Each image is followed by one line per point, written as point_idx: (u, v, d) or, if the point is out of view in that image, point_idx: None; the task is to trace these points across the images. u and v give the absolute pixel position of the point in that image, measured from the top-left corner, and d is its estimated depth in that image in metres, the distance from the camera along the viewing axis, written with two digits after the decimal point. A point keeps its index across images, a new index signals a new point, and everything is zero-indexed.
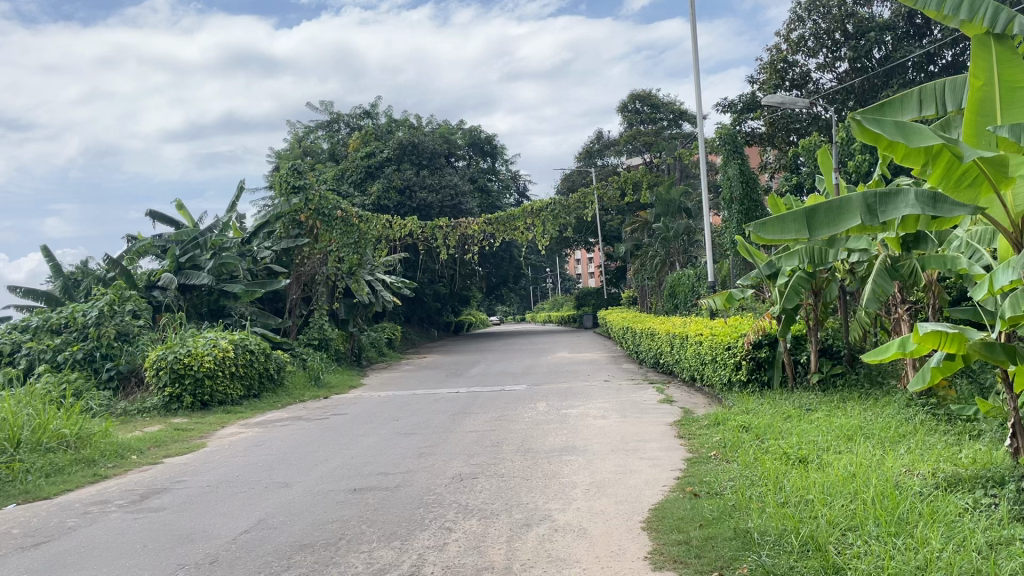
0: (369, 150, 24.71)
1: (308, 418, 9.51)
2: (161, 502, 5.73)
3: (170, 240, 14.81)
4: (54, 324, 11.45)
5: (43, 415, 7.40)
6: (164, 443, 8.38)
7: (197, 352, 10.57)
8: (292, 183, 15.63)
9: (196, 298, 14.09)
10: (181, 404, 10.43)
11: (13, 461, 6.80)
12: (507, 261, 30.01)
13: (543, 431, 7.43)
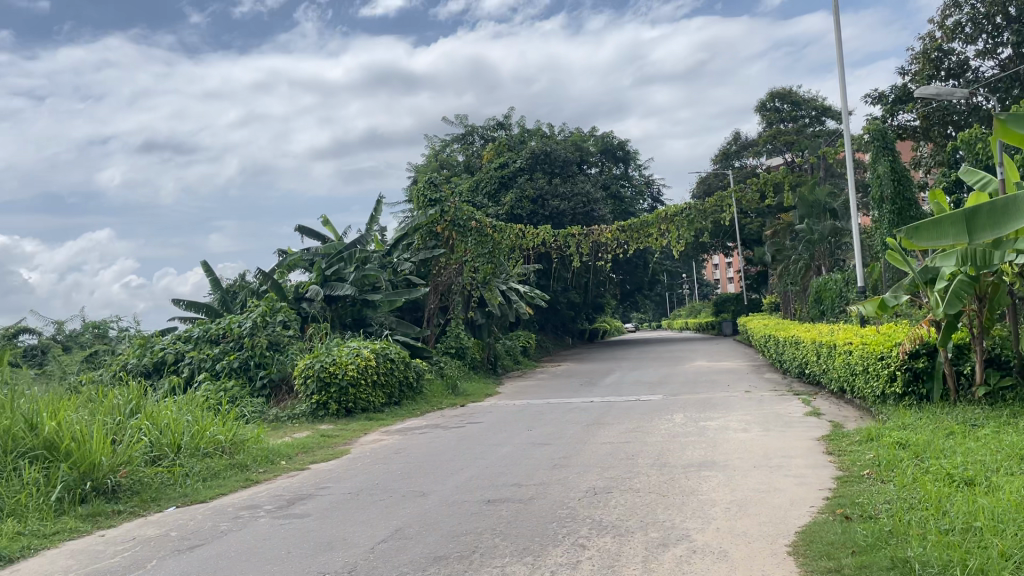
0: (502, 161, 25.03)
1: (445, 426, 9.65)
2: (306, 508, 5.98)
3: (317, 254, 15.51)
4: (213, 334, 12.27)
5: (201, 423, 7.99)
6: (310, 449, 8.75)
7: (342, 360, 11.01)
8: (429, 197, 16.17)
9: (341, 309, 14.68)
10: (327, 411, 10.87)
11: (175, 465, 7.32)
12: (642, 268, 29.60)
13: (681, 445, 7.21)
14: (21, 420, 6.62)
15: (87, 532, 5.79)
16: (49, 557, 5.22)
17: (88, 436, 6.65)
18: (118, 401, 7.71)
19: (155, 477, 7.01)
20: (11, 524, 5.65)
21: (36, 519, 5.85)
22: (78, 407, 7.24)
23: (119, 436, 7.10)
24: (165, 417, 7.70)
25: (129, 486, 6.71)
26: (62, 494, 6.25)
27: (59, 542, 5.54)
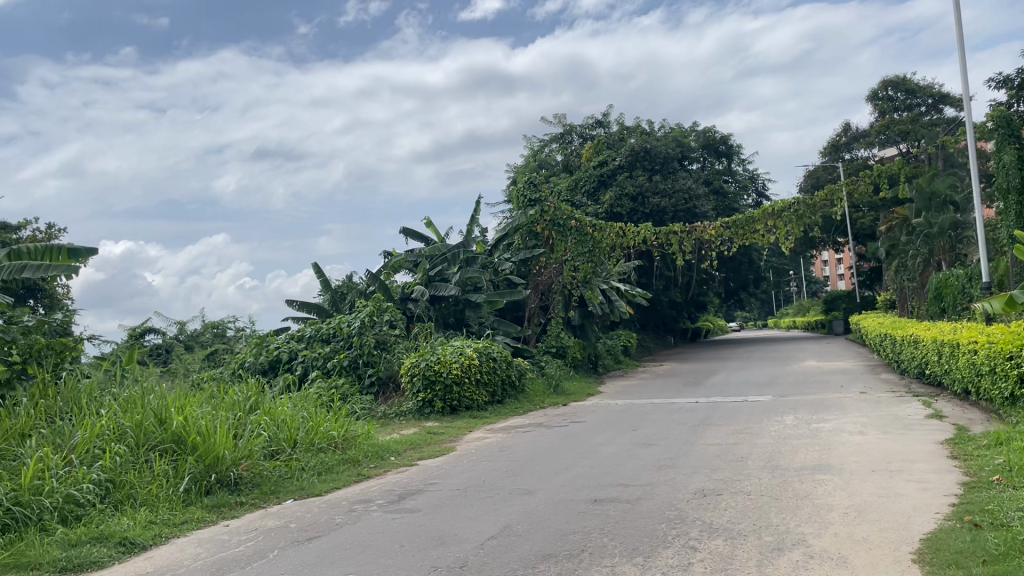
0: (601, 159, 24.89)
1: (548, 425, 9.69)
2: (416, 503, 6.11)
3: (422, 255, 15.84)
4: (324, 334, 12.71)
5: (316, 419, 8.33)
6: (418, 445, 8.93)
7: (446, 359, 11.20)
8: (529, 197, 16.24)
9: (445, 308, 14.93)
10: (433, 409, 11.08)
11: (292, 459, 7.63)
12: (747, 266, 28.85)
13: (793, 447, 7.00)
14: (152, 415, 7.06)
15: (212, 522, 6.10)
16: (179, 545, 5.52)
17: (211, 432, 7.03)
18: (238, 397, 8.16)
19: (274, 471, 7.32)
20: (144, 513, 6.02)
21: (167, 509, 6.21)
22: (202, 403, 7.67)
23: (239, 432, 7.47)
24: (281, 413, 8.06)
25: (250, 479, 7.02)
26: (189, 485, 6.62)
27: (187, 531, 5.86)
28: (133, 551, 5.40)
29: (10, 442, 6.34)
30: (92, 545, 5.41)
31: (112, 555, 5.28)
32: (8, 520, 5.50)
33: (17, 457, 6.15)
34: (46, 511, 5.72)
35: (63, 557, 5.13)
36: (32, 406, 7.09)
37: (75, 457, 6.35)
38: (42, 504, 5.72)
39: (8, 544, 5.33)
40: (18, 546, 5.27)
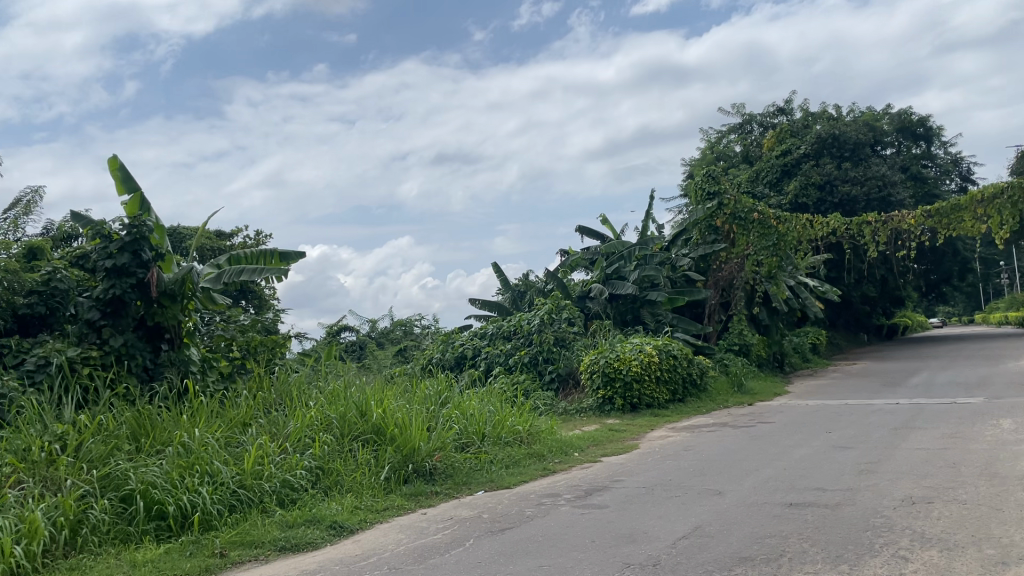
0: (785, 148, 24.01)
1: (734, 425, 9.43)
2: (603, 499, 6.15)
3: (598, 253, 15.92)
4: (505, 331, 13.08)
5: (502, 415, 8.67)
6: (601, 442, 8.97)
7: (626, 357, 11.20)
8: (707, 189, 15.95)
9: (622, 306, 14.94)
10: (613, 406, 11.08)
11: (481, 452, 7.94)
12: (949, 257, 26.62)
13: (1014, 454, 6.39)
14: (354, 408, 7.69)
15: (411, 509, 6.45)
16: (382, 530, 5.88)
17: (407, 425, 7.53)
18: (430, 392, 8.73)
19: (464, 462, 7.62)
20: (351, 499, 6.46)
21: (370, 496, 6.63)
22: (397, 396, 8.27)
23: (432, 424, 7.93)
24: (470, 408, 8.50)
25: (443, 470, 7.36)
26: (389, 474, 7.06)
27: (389, 517, 6.22)
28: (342, 534, 5.81)
29: (234, 429, 7.03)
30: (307, 527, 5.87)
31: (324, 536, 5.70)
32: (235, 501, 6.08)
33: (240, 443, 6.81)
34: (266, 494, 6.28)
35: (282, 538, 5.62)
36: (251, 398, 7.84)
37: (289, 445, 6.95)
38: (263, 488, 6.29)
39: (235, 523, 5.90)
40: (244, 525, 5.81)
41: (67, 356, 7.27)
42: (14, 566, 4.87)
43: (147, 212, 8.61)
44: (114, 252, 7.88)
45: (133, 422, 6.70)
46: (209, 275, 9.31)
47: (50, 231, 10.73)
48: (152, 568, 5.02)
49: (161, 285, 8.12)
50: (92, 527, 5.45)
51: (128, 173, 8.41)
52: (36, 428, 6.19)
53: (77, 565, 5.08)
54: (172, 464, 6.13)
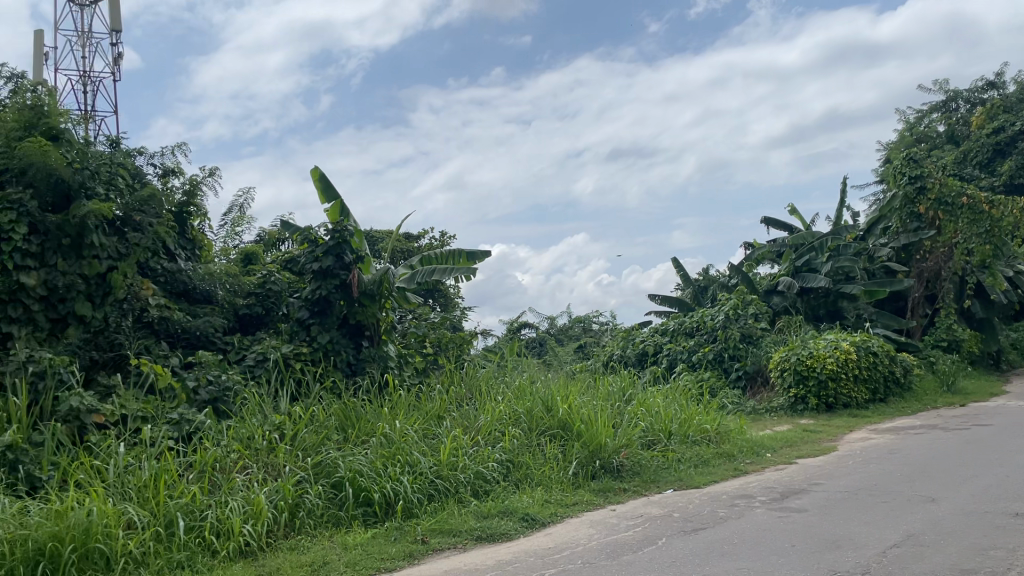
0: (996, 125, 21.90)
1: (945, 427, 8.73)
2: (802, 503, 5.88)
3: (786, 245, 15.30)
4: (688, 327, 12.83)
5: (689, 413, 8.52)
6: (794, 443, 8.59)
7: (820, 354, 10.66)
8: (908, 173, 14.78)
9: (813, 300, 14.28)
10: (806, 405, 10.62)
11: (668, 450, 7.86)
12: None
13: None
14: (540, 403, 7.97)
15: (600, 505, 6.47)
16: (572, 524, 5.94)
17: (593, 421, 7.67)
18: (614, 389, 8.85)
19: (652, 460, 7.56)
20: (541, 492, 6.58)
21: (559, 490, 6.73)
22: (582, 393, 8.44)
23: (618, 422, 8.01)
24: (655, 406, 8.49)
25: (631, 467, 7.35)
26: (577, 469, 7.16)
27: (579, 511, 6.28)
28: (534, 526, 5.93)
29: (430, 421, 7.40)
30: (501, 518, 6.04)
31: (518, 528, 5.85)
32: (433, 490, 6.39)
33: (436, 435, 7.16)
34: (462, 484, 6.55)
35: (478, 528, 5.82)
36: (445, 392, 8.22)
37: (481, 438, 7.24)
38: (458, 479, 6.56)
39: (434, 511, 6.18)
40: (443, 514, 6.07)
41: (282, 352, 7.94)
42: (243, 543, 5.37)
43: (347, 217, 9.20)
44: (320, 256, 8.50)
45: (340, 414, 7.21)
46: (404, 275, 9.93)
47: (261, 236, 11.72)
48: (362, 551, 5.36)
49: (362, 286, 8.66)
50: (308, 511, 5.89)
51: (329, 183, 9.01)
52: (258, 418, 6.82)
53: (295, 545, 5.51)
54: (377, 453, 6.55)
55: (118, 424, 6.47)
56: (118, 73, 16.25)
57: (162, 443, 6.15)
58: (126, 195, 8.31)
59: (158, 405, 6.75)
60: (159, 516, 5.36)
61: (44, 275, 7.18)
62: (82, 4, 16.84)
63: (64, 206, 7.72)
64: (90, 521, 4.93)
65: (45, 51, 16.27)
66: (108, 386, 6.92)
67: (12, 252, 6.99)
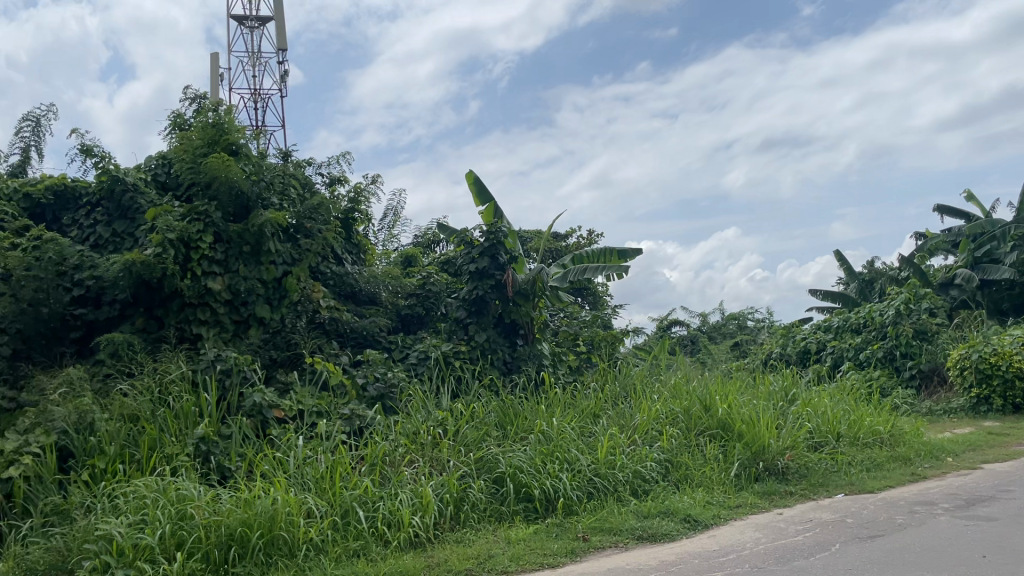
0: None
1: None
2: (991, 511, 5.45)
3: (962, 234, 14.25)
4: (854, 324, 12.22)
5: (859, 414, 8.11)
6: (979, 447, 7.97)
7: (1006, 351, 9.85)
8: None
9: (996, 294, 13.23)
10: (991, 406, 9.85)
11: (837, 452, 7.50)
12: None
13: None
14: (698, 402, 7.83)
15: (765, 508, 6.27)
16: (737, 527, 5.79)
17: (755, 422, 7.44)
18: (775, 389, 8.55)
19: (819, 463, 7.25)
20: (702, 493, 6.46)
21: (720, 491, 6.57)
22: (741, 392, 8.21)
23: (782, 422, 7.73)
24: (820, 407, 8.13)
25: (797, 470, 7.06)
26: (740, 470, 6.97)
27: (744, 514, 6.11)
28: (697, 528, 5.81)
29: (587, 420, 7.43)
30: (662, 518, 5.97)
31: (680, 529, 5.76)
32: (592, 488, 6.41)
33: (594, 433, 7.19)
34: (621, 483, 6.52)
35: (639, 527, 5.78)
36: (600, 391, 8.22)
37: (639, 437, 7.21)
38: (617, 477, 6.54)
39: (594, 508, 6.19)
40: (602, 512, 6.07)
41: (442, 351, 8.21)
42: (412, 534, 5.58)
43: (501, 218, 9.40)
44: (476, 257, 8.74)
45: (499, 411, 7.37)
46: (557, 274, 10.03)
47: (418, 239, 12.16)
48: (526, 546, 5.46)
49: (516, 286, 8.80)
50: (472, 505, 6.06)
51: (483, 185, 9.22)
52: (422, 414, 7.10)
53: (461, 538, 5.67)
54: (536, 450, 6.65)
55: (295, 419, 6.90)
56: (285, 89, 17.31)
57: (336, 437, 6.51)
58: (298, 205, 8.86)
59: (331, 401, 7.16)
60: (336, 506, 5.68)
61: (228, 280, 7.76)
62: (251, 27, 18.08)
63: (244, 217, 8.30)
64: (274, 509, 5.30)
65: (221, 73, 17.59)
66: (286, 382, 7.40)
67: (200, 259, 7.59)
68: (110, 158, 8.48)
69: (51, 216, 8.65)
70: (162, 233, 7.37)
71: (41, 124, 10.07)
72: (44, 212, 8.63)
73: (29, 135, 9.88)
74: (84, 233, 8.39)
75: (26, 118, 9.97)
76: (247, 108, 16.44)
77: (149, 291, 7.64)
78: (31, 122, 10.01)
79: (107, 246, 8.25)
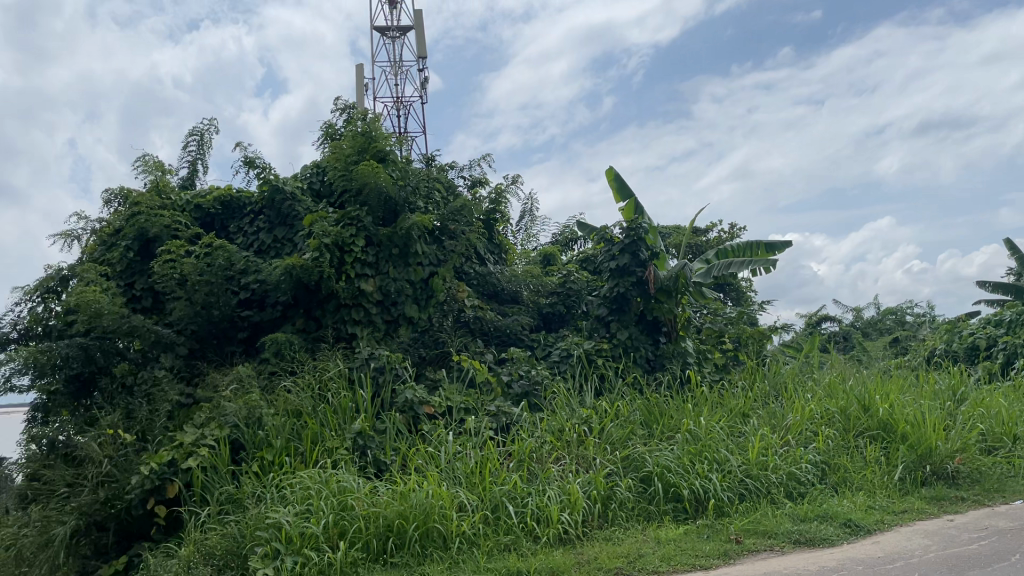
0: None
1: None
2: None
3: None
4: None
5: None
6: None
7: None
8: None
9: None
10: None
11: (1014, 456, 6.95)
12: None
13: None
14: (856, 401, 7.47)
15: (934, 514, 5.90)
16: (903, 534, 5.48)
17: (920, 422, 7.02)
18: (941, 388, 8.02)
19: (994, 468, 6.74)
20: (863, 497, 6.15)
21: (883, 496, 6.23)
22: (903, 391, 7.76)
23: (950, 423, 7.24)
24: (994, 407, 7.56)
25: (969, 475, 6.60)
26: (904, 474, 6.59)
27: (910, 520, 5.77)
28: (858, 533, 5.54)
29: (736, 419, 7.23)
30: (820, 522, 5.73)
31: (840, 534, 5.51)
32: (743, 489, 6.23)
33: (744, 433, 6.99)
34: (774, 485, 6.31)
35: (795, 531, 5.57)
36: (748, 389, 7.98)
37: (792, 438, 6.95)
38: (770, 479, 6.33)
39: (746, 510, 6.02)
40: (756, 514, 5.90)
41: (585, 349, 8.22)
42: (562, 531, 5.62)
43: (642, 215, 9.30)
44: (617, 254, 8.72)
45: (645, 409, 7.30)
46: (700, 270, 9.82)
47: (556, 237, 12.22)
48: (677, 547, 5.38)
49: (659, 283, 8.68)
50: (620, 503, 6.03)
51: (624, 182, 9.16)
52: (567, 411, 7.14)
53: (610, 536, 5.65)
54: (684, 450, 6.55)
55: (445, 415, 7.10)
56: (425, 96, 17.84)
57: (484, 434, 6.65)
58: (442, 207, 9.13)
59: (478, 398, 7.32)
60: (486, 501, 5.80)
61: (379, 281, 8.10)
62: (393, 37, 18.74)
63: (392, 220, 8.64)
64: (428, 503, 5.49)
65: (366, 83, 18.35)
66: (435, 380, 7.62)
67: (353, 262, 7.96)
68: (270, 169, 9.03)
69: (220, 225, 9.30)
70: (319, 237, 7.76)
71: (205, 139, 10.85)
72: (214, 221, 9.28)
73: (195, 149, 10.66)
74: (248, 240, 8.97)
75: (193, 133, 10.77)
76: (390, 115, 17.05)
77: (308, 292, 8.09)
78: (197, 137, 10.81)
79: (269, 252, 8.79)
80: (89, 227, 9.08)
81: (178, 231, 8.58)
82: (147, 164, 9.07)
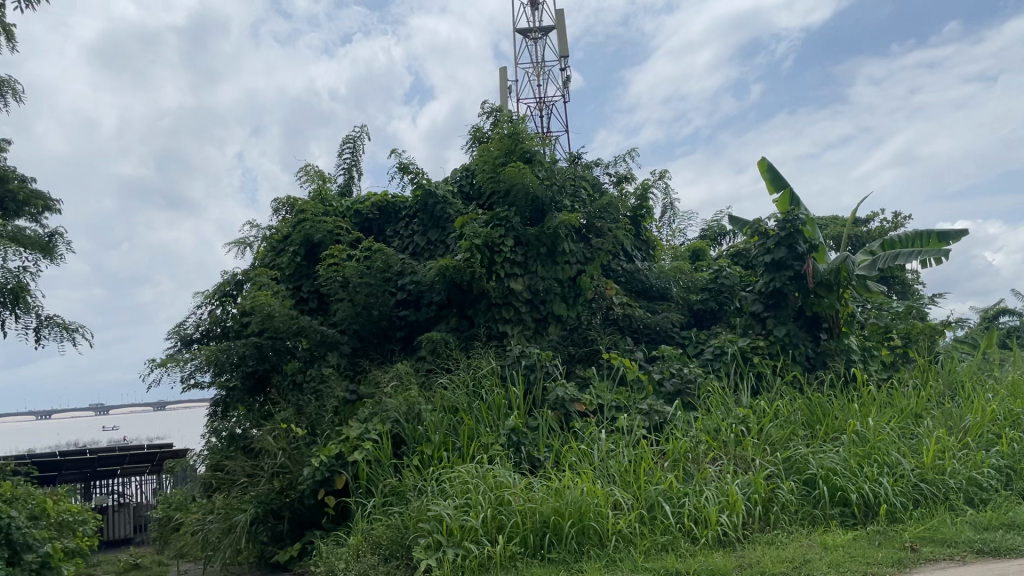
0: None
1: None
2: None
3: None
4: None
5: None
6: None
7: None
8: None
9: None
10: None
11: None
12: None
13: None
14: None
15: None
16: None
17: None
18: None
19: None
20: None
21: None
22: None
23: None
24: None
25: None
26: None
27: None
28: None
29: (908, 420, 6.81)
30: (1006, 531, 5.29)
31: None
32: (918, 495, 5.86)
33: (916, 435, 6.58)
34: (952, 490, 5.90)
35: (979, 540, 5.18)
36: (920, 388, 7.50)
37: (972, 441, 6.47)
38: (947, 484, 5.93)
39: (922, 517, 5.65)
40: (933, 521, 5.53)
41: (739, 346, 8.00)
42: (721, 533, 5.49)
43: (798, 206, 8.93)
44: (772, 247, 8.41)
45: (806, 409, 7.01)
46: (864, 262, 9.31)
47: (704, 232, 11.95)
48: (845, 553, 5.13)
49: (818, 276, 8.28)
50: (781, 506, 5.83)
51: (778, 172, 8.83)
52: (723, 410, 6.98)
53: (772, 539, 5.46)
54: (850, 452, 6.23)
55: (597, 413, 7.10)
56: (568, 95, 17.92)
57: (637, 432, 6.60)
58: (589, 205, 9.15)
59: (630, 396, 7.27)
60: (641, 499, 5.75)
61: (528, 280, 8.22)
62: (536, 38, 18.94)
63: (540, 219, 8.74)
64: (583, 500, 5.51)
65: (510, 85, 18.66)
66: (586, 377, 7.64)
67: (503, 262, 8.12)
68: (422, 173, 9.35)
69: (378, 229, 9.72)
70: (471, 238, 7.96)
71: (359, 146, 11.37)
72: (372, 226, 9.71)
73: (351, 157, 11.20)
74: (404, 243, 9.33)
75: (347, 141, 11.32)
76: (534, 115, 17.25)
77: (461, 292, 8.35)
78: (352, 145, 11.34)
79: (423, 253, 9.11)
80: (260, 234, 9.72)
81: (340, 235, 9.02)
82: (309, 173, 9.62)
